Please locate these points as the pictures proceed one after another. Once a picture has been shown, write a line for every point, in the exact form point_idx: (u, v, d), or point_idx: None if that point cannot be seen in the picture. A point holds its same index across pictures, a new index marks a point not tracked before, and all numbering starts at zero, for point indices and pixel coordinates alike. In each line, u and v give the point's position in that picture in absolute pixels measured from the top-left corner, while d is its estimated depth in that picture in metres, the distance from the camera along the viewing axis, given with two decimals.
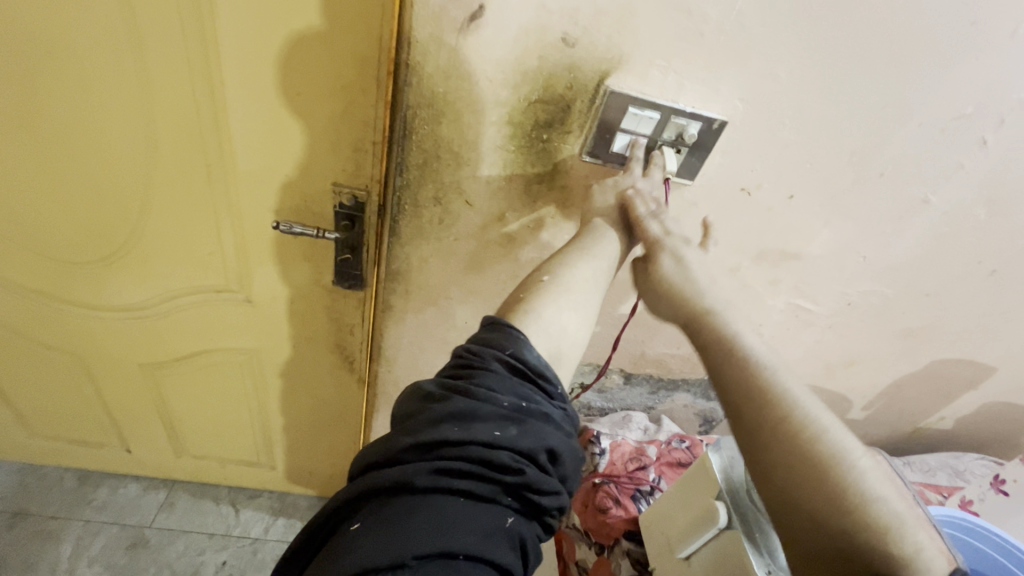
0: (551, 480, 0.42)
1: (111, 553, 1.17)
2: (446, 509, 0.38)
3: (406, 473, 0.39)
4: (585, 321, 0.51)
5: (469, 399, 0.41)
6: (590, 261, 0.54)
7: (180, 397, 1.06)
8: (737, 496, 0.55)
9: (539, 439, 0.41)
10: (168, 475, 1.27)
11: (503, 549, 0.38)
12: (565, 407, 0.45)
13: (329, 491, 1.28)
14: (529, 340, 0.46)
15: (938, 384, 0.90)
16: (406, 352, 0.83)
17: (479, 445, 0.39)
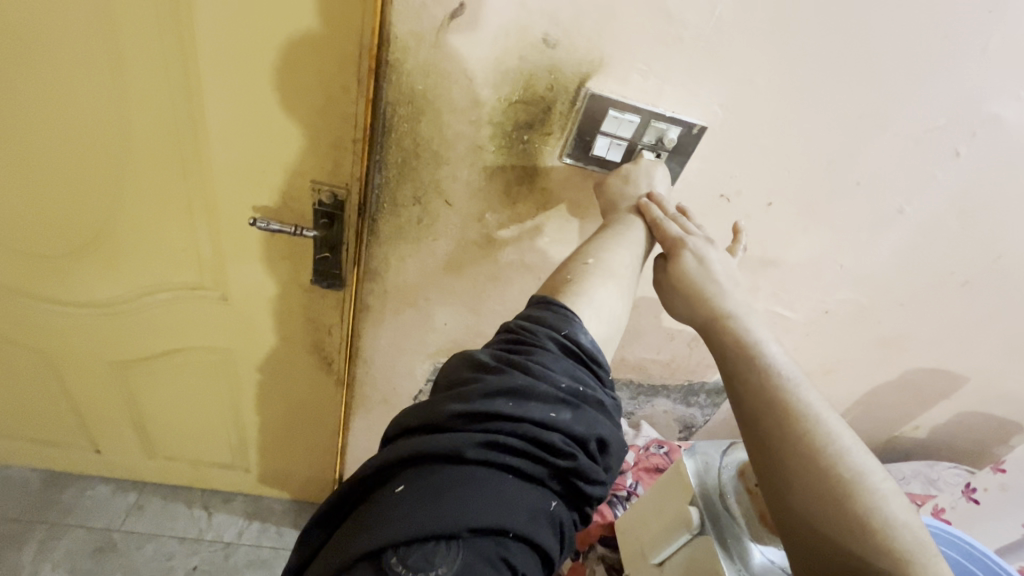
0: (596, 469, 0.42)
1: (75, 557, 1.13)
2: (496, 484, 0.37)
3: (456, 442, 0.38)
4: (626, 306, 0.51)
5: (527, 376, 0.40)
6: (625, 246, 0.54)
7: (152, 397, 1.04)
8: (710, 500, 0.54)
9: (590, 427, 0.41)
10: (138, 477, 1.23)
11: (547, 532, 0.38)
12: (610, 398, 0.45)
13: (305, 494, 1.26)
14: (582, 325, 0.46)
15: (912, 393, 0.91)
16: (383, 353, 0.82)
17: (533, 424, 0.39)
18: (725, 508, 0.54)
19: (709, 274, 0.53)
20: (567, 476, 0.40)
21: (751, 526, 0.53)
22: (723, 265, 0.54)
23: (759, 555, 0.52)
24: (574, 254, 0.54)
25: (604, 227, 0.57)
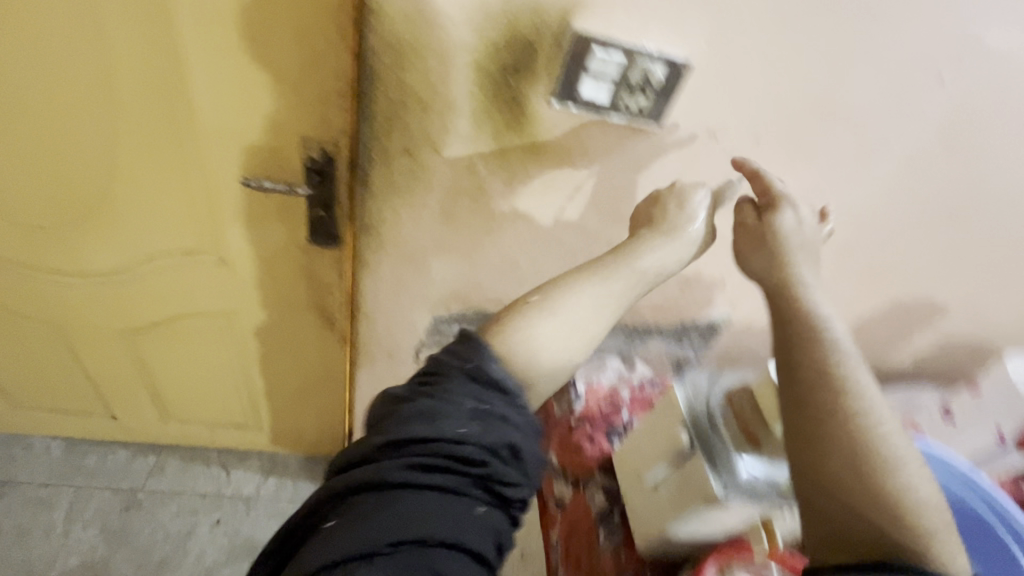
0: (516, 474, 0.44)
1: (105, 516, 1.19)
2: (417, 503, 0.40)
3: (378, 472, 0.41)
4: (574, 352, 0.49)
5: (434, 402, 0.43)
6: (605, 288, 0.51)
7: (162, 363, 1.07)
8: (700, 423, 0.58)
9: (502, 436, 0.43)
10: (156, 441, 1.28)
11: (472, 536, 0.41)
12: (530, 409, 0.47)
13: (318, 449, 1.31)
14: (497, 345, 0.47)
15: (897, 323, 0.94)
16: (384, 308, 0.84)
17: (444, 443, 0.42)
18: (716, 433, 0.57)
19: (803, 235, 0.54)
20: (489, 482, 0.43)
21: (741, 447, 0.56)
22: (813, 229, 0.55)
23: (750, 473, 0.55)
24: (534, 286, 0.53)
25: (596, 262, 0.53)
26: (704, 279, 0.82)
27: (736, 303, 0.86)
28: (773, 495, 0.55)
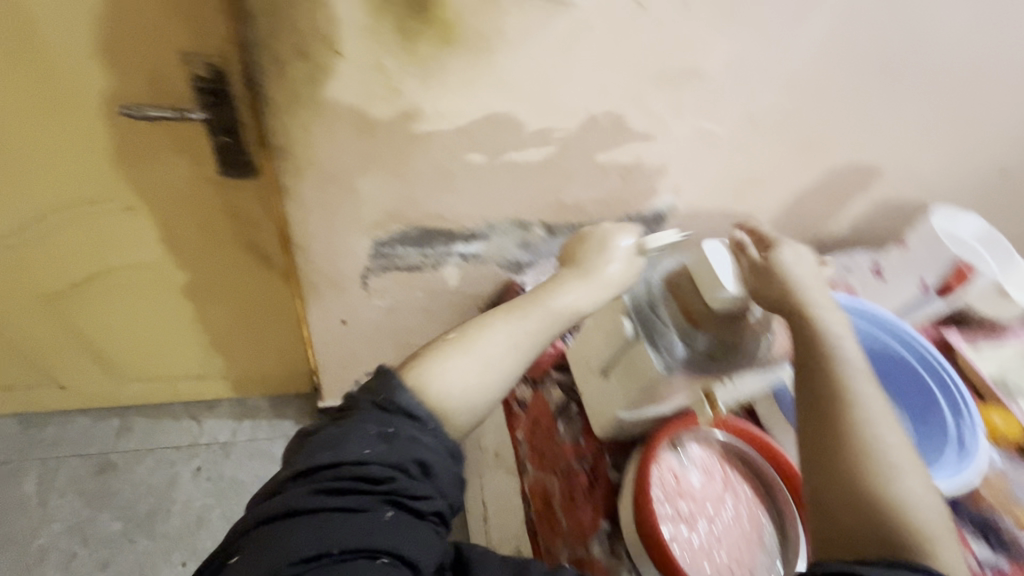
0: (424, 488, 0.47)
1: (79, 480, 1.17)
2: (322, 524, 0.43)
3: (286, 502, 0.44)
4: (479, 388, 0.53)
5: (339, 432, 0.48)
6: (519, 323, 0.56)
7: (98, 323, 1.01)
8: (643, 308, 0.61)
9: (405, 453, 0.47)
10: (117, 402, 1.25)
11: (376, 546, 0.43)
12: (441, 433, 0.50)
13: (287, 388, 1.30)
14: (403, 379, 0.51)
15: (834, 192, 0.96)
16: (318, 238, 0.78)
17: (347, 465, 0.46)
18: (659, 313, 0.60)
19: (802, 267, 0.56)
20: (394, 499, 0.46)
21: (680, 325, 0.58)
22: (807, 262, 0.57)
23: (687, 347, 0.58)
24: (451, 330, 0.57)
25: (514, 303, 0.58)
26: (645, 168, 0.80)
27: (679, 189, 0.85)
28: (712, 364, 0.58)
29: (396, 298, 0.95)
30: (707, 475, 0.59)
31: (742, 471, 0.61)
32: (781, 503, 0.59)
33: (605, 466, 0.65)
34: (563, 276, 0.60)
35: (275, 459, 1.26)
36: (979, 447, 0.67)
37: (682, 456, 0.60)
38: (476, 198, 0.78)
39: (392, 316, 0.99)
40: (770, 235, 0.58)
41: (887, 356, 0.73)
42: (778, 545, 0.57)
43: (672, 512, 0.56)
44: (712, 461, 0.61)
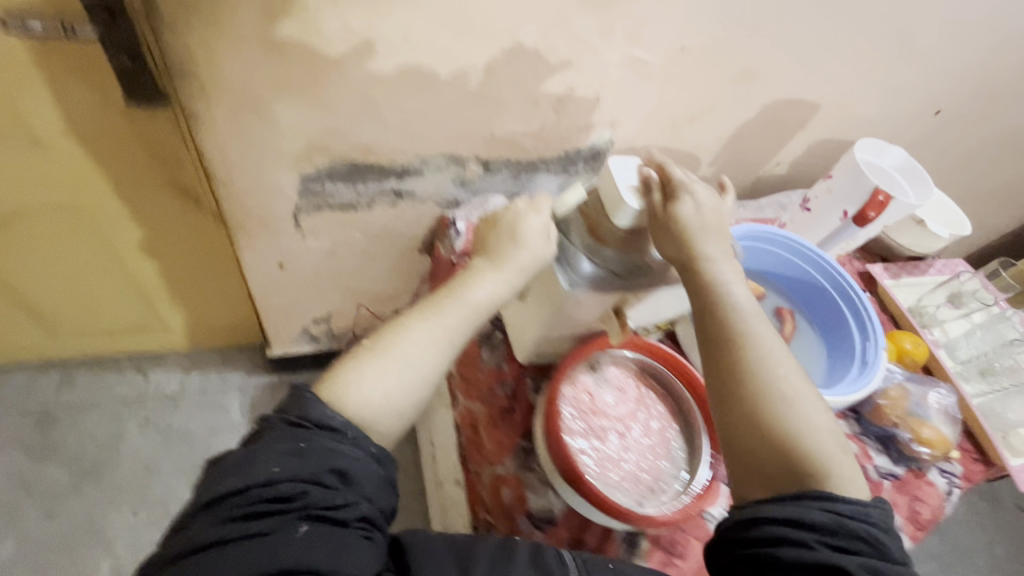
0: (343, 496, 0.47)
1: (20, 433, 1.15)
2: (235, 553, 0.43)
3: (193, 537, 0.44)
4: (401, 395, 0.54)
5: (246, 456, 0.47)
6: (434, 320, 0.57)
7: (19, 270, 0.96)
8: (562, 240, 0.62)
9: (320, 464, 0.47)
10: (56, 355, 1.21)
11: (290, 562, 0.43)
12: (358, 439, 0.50)
13: (236, 339, 1.29)
14: (314, 395, 0.51)
15: (771, 128, 0.97)
16: (239, 173, 0.75)
17: (257, 487, 0.45)
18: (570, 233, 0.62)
19: (703, 216, 0.56)
20: (311, 514, 0.46)
21: (586, 244, 0.60)
22: (712, 203, 0.57)
23: (590, 263, 0.60)
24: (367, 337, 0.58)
25: (428, 301, 0.59)
26: (578, 100, 0.79)
27: (614, 122, 0.84)
28: (614, 280, 0.60)
29: (333, 239, 0.93)
30: (621, 393, 0.61)
31: (657, 390, 0.62)
32: (692, 418, 0.61)
33: (525, 388, 0.67)
34: (477, 267, 0.61)
35: (226, 409, 1.25)
36: (878, 361, 0.70)
37: (598, 376, 0.61)
38: (403, 129, 0.75)
39: (332, 258, 0.97)
40: (676, 180, 0.56)
41: (805, 280, 0.76)
42: (687, 456, 0.60)
43: (583, 427, 0.58)
44: (628, 380, 0.62)
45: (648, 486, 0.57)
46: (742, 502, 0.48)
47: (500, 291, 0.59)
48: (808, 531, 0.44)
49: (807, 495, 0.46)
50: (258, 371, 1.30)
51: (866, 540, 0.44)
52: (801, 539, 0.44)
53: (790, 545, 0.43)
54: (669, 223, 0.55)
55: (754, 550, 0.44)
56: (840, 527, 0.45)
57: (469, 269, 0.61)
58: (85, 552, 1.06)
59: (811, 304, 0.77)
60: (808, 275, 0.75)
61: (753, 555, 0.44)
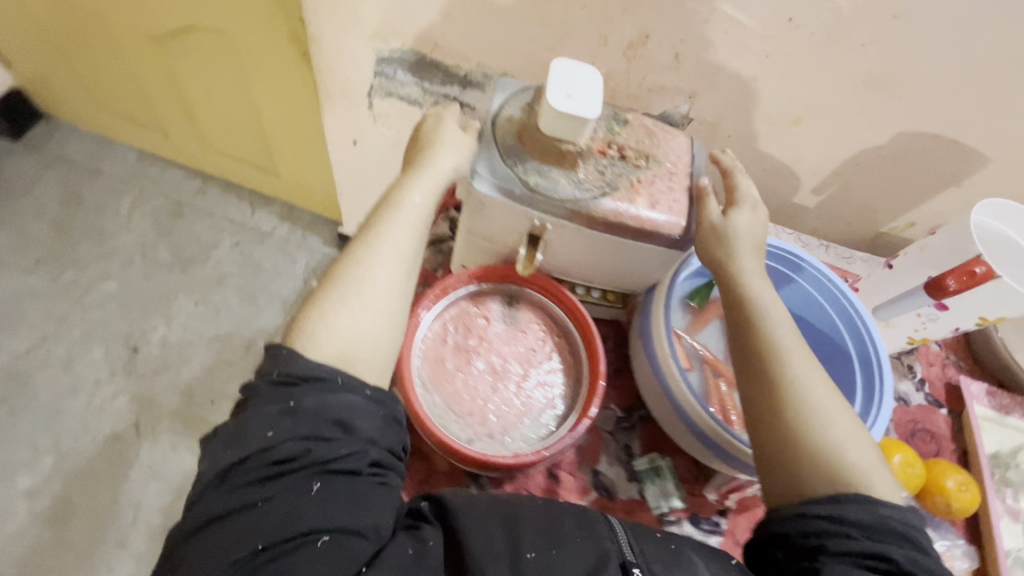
0: (346, 450, 0.43)
1: (157, 213, 1.43)
2: (250, 520, 0.40)
3: (207, 511, 0.41)
4: (368, 332, 0.48)
5: (239, 426, 0.43)
6: (380, 244, 0.51)
7: (190, 80, 1.20)
8: (494, 151, 0.51)
9: (316, 420, 0.43)
10: (202, 166, 1.48)
11: (308, 520, 0.40)
12: (353, 391, 0.45)
13: (326, 209, 1.45)
14: (294, 352, 0.46)
15: (907, 171, 0.77)
16: (329, 34, 0.84)
17: (257, 454, 0.42)
18: (495, 130, 0.53)
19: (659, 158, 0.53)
20: (319, 472, 0.42)
21: (505, 145, 0.51)
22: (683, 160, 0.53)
23: (507, 165, 0.50)
24: (320, 282, 0.51)
25: (364, 232, 0.52)
26: (653, 52, 0.71)
27: (693, 94, 0.74)
28: (521, 191, 0.50)
29: (400, 131, 0.97)
30: (521, 336, 0.56)
31: (563, 355, 0.56)
32: (579, 398, 0.54)
33: None
34: (401, 183, 0.54)
35: (294, 261, 1.43)
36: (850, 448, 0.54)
37: (508, 310, 0.57)
38: (468, 30, 0.76)
39: (394, 152, 1.03)
40: (644, 136, 0.53)
41: (830, 336, 0.63)
42: (551, 429, 0.52)
43: (457, 341, 0.55)
44: (536, 329, 0.57)
45: (484, 428, 0.51)
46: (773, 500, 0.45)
47: (428, 206, 0.53)
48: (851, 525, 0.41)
49: (851, 497, 0.42)
50: (331, 244, 1.46)
51: (909, 536, 0.41)
52: (841, 531, 0.41)
53: (831, 536, 0.40)
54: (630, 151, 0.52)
55: (798, 540, 0.41)
56: (878, 522, 0.41)
57: (391, 188, 0.54)
58: (154, 315, 1.31)
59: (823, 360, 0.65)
60: (825, 320, 0.64)
61: (795, 545, 0.42)
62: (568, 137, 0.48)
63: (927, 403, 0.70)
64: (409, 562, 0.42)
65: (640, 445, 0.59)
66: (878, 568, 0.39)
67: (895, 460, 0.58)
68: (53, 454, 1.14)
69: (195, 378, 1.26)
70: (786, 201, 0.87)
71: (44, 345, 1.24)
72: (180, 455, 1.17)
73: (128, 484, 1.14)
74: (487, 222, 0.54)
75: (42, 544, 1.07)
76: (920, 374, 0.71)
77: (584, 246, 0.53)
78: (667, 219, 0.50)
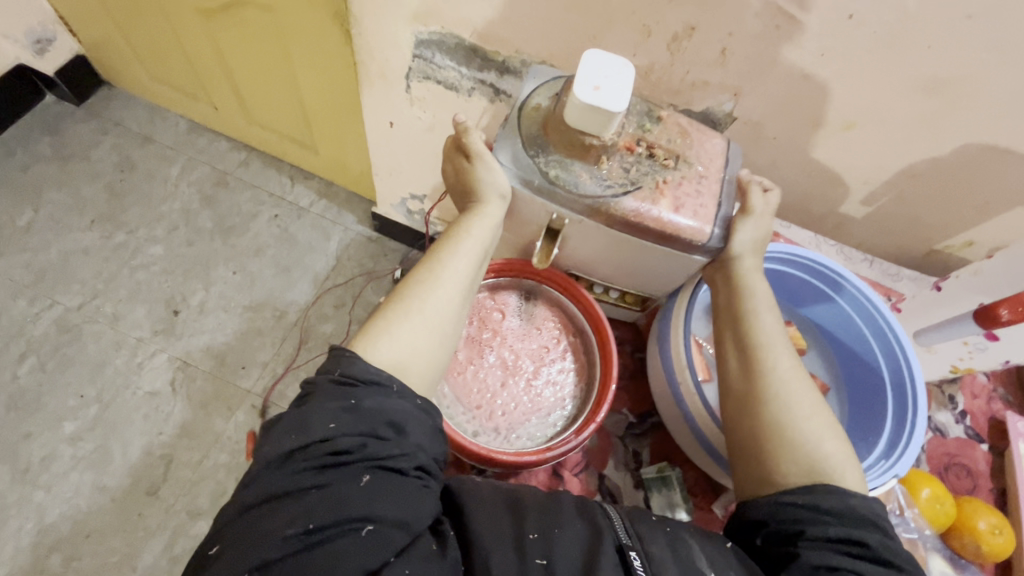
0: (397, 451, 0.45)
1: (203, 182, 1.49)
2: (303, 503, 0.41)
3: (261, 492, 0.43)
4: (422, 348, 0.50)
5: (301, 416, 0.46)
6: (445, 267, 0.53)
7: (236, 54, 1.23)
8: (522, 147, 0.51)
9: (374, 419, 0.45)
10: (247, 139, 1.52)
11: (356, 509, 0.42)
12: (408, 398, 0.47)
13: (362, 188, 1.47)
14: (356, 356, 0.48)
15: (968, 185, 0.71)
16: (369, 15, 0.84)
17: (316, 443, 0.44)
18: (521, 120, 0.52)
19: (691, 159, 0.50)
20: (371, 466, 0.44)
21: (528, 136, 0.51)
22: (715, 166, 0.51)
23: (531, 158, 0.50)
24: (387, 300, 0.53)
25: (428, 257, 0.54)
26: (698, 46, 0.67)
27: (738, 93, 0.70)
28: (541, 182, 0.50)
29: (435, 115, 0.97)
30: (535, 333, 0.57)
31: (578, 358, 0.57)
32: (588, 402, 0.54)
33: None
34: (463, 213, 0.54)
35: (328, 238, 1.46)
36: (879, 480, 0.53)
37: (524, 304, 0.59)
38: (507, 16, 0.74)
39: (429, 135, 1.02)
40: (674, 137, 0.51)
41: (864, 356, 0.63)
42: (557, 429, 0.53)
43: (471, 333, 0.57)
44: (551, 327, 0.58)
45: (490, 422, 0.53)
46: (757, 496, 0.49)
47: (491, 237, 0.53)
48: (828, 513, 0.46)
49: (822, 487, 0.47)
50: (365, 223, 1.49)
51: (876, 523, 0.46)
52: (820, 518, 0.45)
53: (811, 523, 0.45)
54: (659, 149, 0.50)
55: (777, 527, 0.47)
56: (852, 511, 0.46)
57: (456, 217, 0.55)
58: (194, 281, 1.37)
59: (854, 385, 0.64)
60: (865, 343, 0.63)
61: (774, 531, 0.47)
62: (593, 131, 0.46)
63: (966, 437, 0.65)
64: (434, 555, 0.44)
65: (649, 453, 0.59)
66: (852, 552, 0.44)
67: (922, 494, 0.55)
68: (97, 404, 1.22)
69: (228, 344, 1.31)
70: (831, 210, 0.82)
71: (94, 301, 1.32)
72: (210, 415, 1.23)
73: (162, 438, 1.20)
74: (508, 218, 0.55)
75: (82, 487, 1.14)
76: (962, 407, 0.67)
77: (604, 243, 0.52)
78: (690, 223, 0.48)
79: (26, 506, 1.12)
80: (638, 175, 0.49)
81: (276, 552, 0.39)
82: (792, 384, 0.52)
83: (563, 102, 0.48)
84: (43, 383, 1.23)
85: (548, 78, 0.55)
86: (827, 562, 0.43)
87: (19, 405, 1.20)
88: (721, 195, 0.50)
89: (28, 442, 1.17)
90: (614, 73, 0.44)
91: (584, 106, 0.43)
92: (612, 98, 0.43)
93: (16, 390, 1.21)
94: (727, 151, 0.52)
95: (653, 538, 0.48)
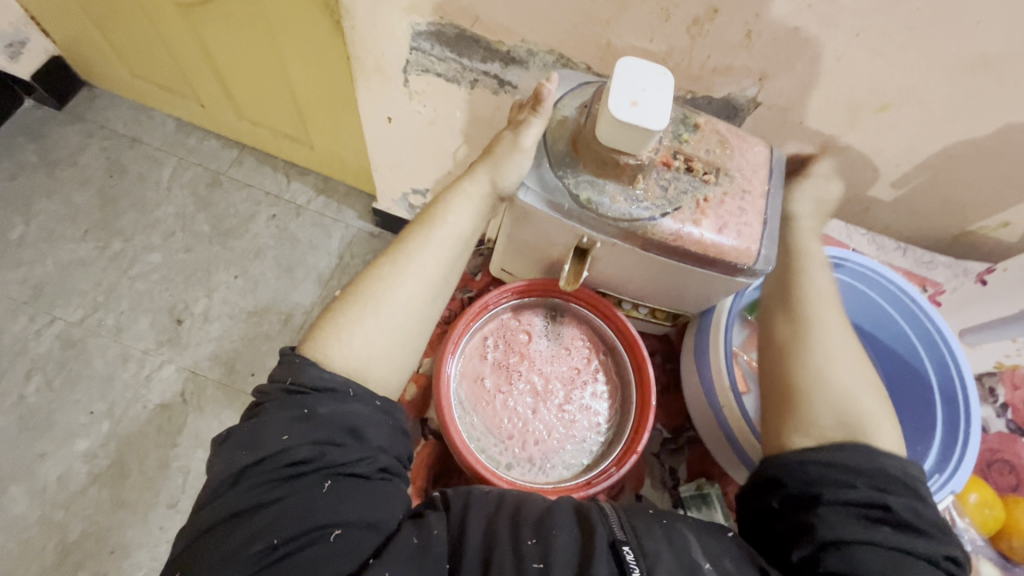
0: (357, 455, 0.46)
1: (196, 184, 1.44)
2: (267, 517, 0.42)
3: (221, 510, 0.44)
4: (378, 347, 0.50)
5: (254, 430, 0.46)
6: (414, 259, 0.52)
7: (220, 48, 1.16)
8: (548, 181, 0.49)
9: (329, 427, 0.45)
10: (237, 136, 1.46)
11: (324, 517, 0.43)
12: (361, 402, 0.47)
13: (361, 181, 1.42)
14: (309, 363, 0.48)
15: (1007, 166, 0.68)
16: (361, 5, 0.77)
17: (272, 457, 0.44)
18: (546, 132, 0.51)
19: (731, 175, 0.49)
20: (331, 472, 0.45)
21: (556, 155, 0.50)
22: (758, 179, 0.50)
23: (557, 177, 0.49)
24: (344, 293, 0.53)
25: (396, 246, 0.53)
26: (722, 29, 0.62)
27: (763, 78, 0.66)
28: (572, 206, 0.48)
29: (437, 109, 0.92)
30: (565, 354, 0.58)
31: (609, 378, 0.57)
32: (621, 429, 0.55)
33: None
34: (444, 196, 0.54)
35: (330, 235, 1.42)
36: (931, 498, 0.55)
37: (551, 326, 0.59)
38: (512, 3, 0.68)
39: (430, 129, 0.98)
40: (713, 150, 0.50)
41: (909, 361, 0.63)
42: (593, 455, 0.54)
43: (498, 358, 0.57)
44: (581, 347, 0.59)
45: (524, 453, 0.54)
46: (777, 455, 0.50)
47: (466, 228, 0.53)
48: (852, 475, 0.47)
49: (849, 447, 0.48)
50: (365, 218, 1.45)
51: (906, 483, 0.47)
52: (843, 482, 0.47)
53: (831, 488, 0.46)
54: (700, 167, 0.49)
55: (798, 489, 0.48)
56: (877, 470, 0.47)
57: (431, 203, 0.55)
58: (195, 287, 1.33)
59: (896, 383, 0.63)
60: (901, 339, 0.63)
61: (793, 494, 0.48)
62: (629, 150, 0.44)
63: (1007, 431, 0.66)
64: (417, 550, 0.43)
65: (686, 470, 0.60)
66: (873, 516, 0.45)
67: (969, 500, 0.59)
68: (108, 419, 1.20)
69: (235, 350, 1.29)
70: (858, 193, 0.78)
71: (95, 313, 1.29)
72: (224, 424, 1.22)
73: (178, 450, 1.19)
74: (537, 235, 0.53)
75: (101, 502, 1.14)
76: (1003, 400, 0.67)
77: (636, 262, 0.52)
78: (734, 244, 0.47)
79: (47, 525, 1.12)
80: (676, 194, 0.48)
81: (245, 569, 0.41)
82: (835, 397, 0.51)
83: (594, 117, 0.46)
84: (52, 401, 1.21)
85: (574, 86, 0.53)
86: (844, 534, 0.45)
87: (30, 425, 1.19)
88: (765, 210, 0.49)
89: (43, 462, 1.16)
90: (655, 83, 0.41)
91: (624, 124, 0.41)
92: (652, 114, 0.41)
93: (25, 409, 1.20)
94: (771, 162, 0.51)
95: (648, 532, 0.46)
